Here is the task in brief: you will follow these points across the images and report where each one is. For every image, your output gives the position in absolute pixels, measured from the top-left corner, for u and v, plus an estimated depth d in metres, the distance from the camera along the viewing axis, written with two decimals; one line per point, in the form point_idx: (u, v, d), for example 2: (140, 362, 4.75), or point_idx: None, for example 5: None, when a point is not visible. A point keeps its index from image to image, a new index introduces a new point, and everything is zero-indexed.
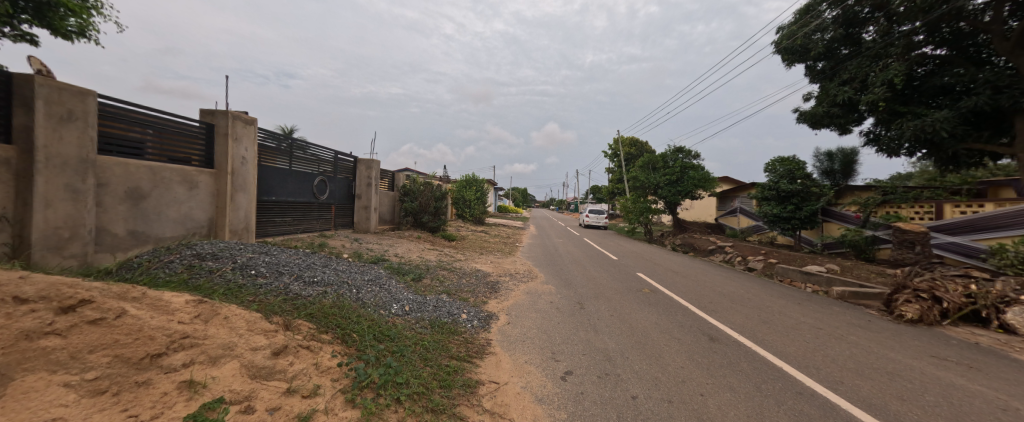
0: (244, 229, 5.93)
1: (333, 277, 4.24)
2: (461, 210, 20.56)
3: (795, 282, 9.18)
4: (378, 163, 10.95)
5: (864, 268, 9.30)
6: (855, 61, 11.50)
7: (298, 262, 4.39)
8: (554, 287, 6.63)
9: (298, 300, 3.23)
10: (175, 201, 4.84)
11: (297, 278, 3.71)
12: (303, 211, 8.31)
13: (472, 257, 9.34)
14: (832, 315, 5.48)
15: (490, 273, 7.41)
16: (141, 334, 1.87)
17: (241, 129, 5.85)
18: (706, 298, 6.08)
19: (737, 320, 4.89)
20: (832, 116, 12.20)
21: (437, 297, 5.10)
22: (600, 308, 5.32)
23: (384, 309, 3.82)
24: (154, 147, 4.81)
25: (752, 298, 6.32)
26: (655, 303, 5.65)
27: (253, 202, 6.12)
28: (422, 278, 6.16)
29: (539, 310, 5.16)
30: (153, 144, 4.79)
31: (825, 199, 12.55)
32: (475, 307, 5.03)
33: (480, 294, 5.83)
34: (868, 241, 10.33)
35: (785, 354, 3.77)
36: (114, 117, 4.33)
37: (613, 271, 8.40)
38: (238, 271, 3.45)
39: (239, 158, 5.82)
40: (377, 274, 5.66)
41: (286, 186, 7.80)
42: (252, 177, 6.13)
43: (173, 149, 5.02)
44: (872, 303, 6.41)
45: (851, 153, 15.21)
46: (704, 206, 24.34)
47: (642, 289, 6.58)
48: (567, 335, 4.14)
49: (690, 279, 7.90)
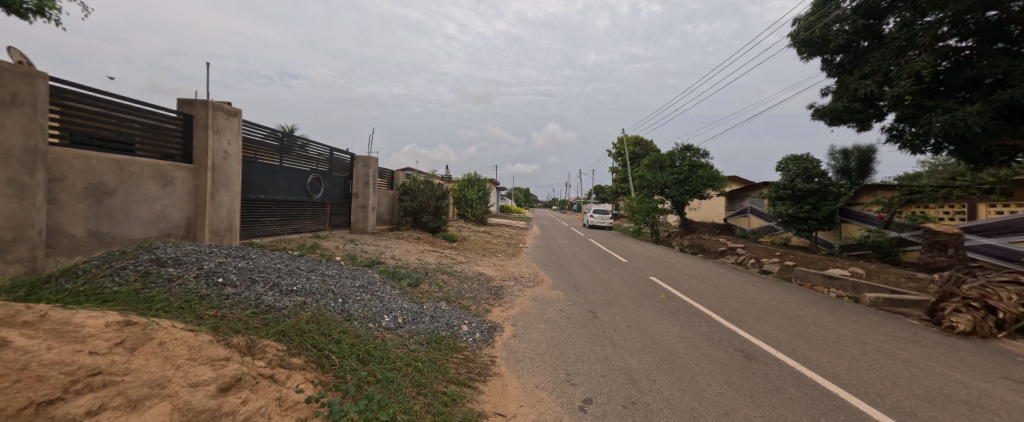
0: (227, 230, 5.45)
1: (318, 284, 3.76)
2: (462, 210, 20.12)
3: (818, 286, 8.64)
4: (376, 160, 10.46)
5: (892, 272, 8.73)
6: (877, 53, 10.92)
7: (279, 267, 3.89)
8: (562, 292, 6.14)
9: (269, 314, 2.74)
10: (145, 198, 4.39)
11: (273, 286, 3.23)
12: (296, 210, 7.86)
13: (474, 259, 8.83)
14: (873, 326, 4.94)
15: (493, 277, 6.91)
16: (26, 375, 1.38)
17: (224, 121, 5.35)
18: (731, 307, 5.56)
19: (770, 333, 4.37)
20: (852, 111, 11.64)
21: (435, 306, 4.60)
22: (614, 317, 4.84)
23: (373, 322, 3.33)
24: (145, 143, 4.57)
25: (779, 306, 5.80)
26: (674, 312, 5.15)
27: (237, 200, 5.63)
28: (420, 283, 5.67)
29: (548, 320, 4.66)
30: (141, 139, 4.53)
31: (845, 199, 11.98)
32: (477, 317, 4.53)
33: (482, 301, 5.32)
34: (893, 243, 9.77)
35: (837, 376, 3.25)
36: (93, 113, 4.05)
37: (625, 275, 7.88)
38: (202, 280, 2.96)
39: (222, 152, 5.32)
40: (370, 279, 5.17)
41: (277, 183, 7.32)
42: (237, 173, 5.65)
43: (165, 142, 4.76)
44: (911, 311, 5.88)
45: (868, 151, 14.59)
46: (712, 206, 23.76)
47: (657, 295, 6.09)
48: (582, 351, 3.64)
49: (707, 284, 7.38)
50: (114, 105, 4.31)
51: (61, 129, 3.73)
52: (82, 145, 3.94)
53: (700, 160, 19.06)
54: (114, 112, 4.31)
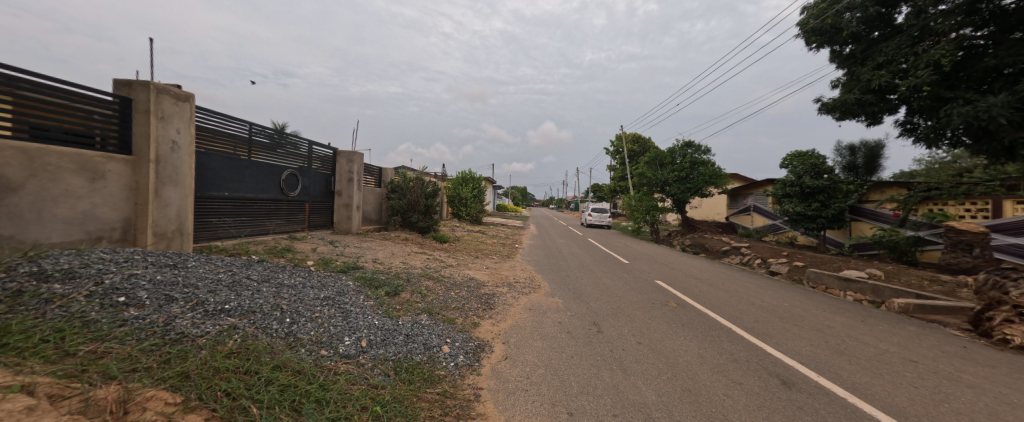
0: (177, 232, 4.73)
1: (265, 300, 3.06)
2: (456, 208, 19.42)
3: (833, 290, 8.08)
4: (360, 155, 9.73)
5: (912, 273, 8.19)
6: (891, 43, 10.33)
7: (219, 279, 3.19)
8: (561, 300, 5.51)
9: (173, 347, 2.05)
10: (65, 195, 3.68)
11: (198, 304, 2.54)
12: (267, 209, 7.14)
13: (465, 262, 8.17)
14: (914, 338, 4.35)
15: (484, 283, 6.24)
16: None
17: (170, 107, 4.61)
18: (751, 316, 4.95)
19: (804, 352, 3.75)
20: (863, 104, 11.10)
21: (414, 320, 3.92)
22: (621, 331, 4.21)
23: (327, 348, 2.64)
24: (111, 137, 4.23)
25: (802, 314, 5.20)
26: (688, 323, 4.54)
27: (190, 198, 4.90)
28: (400, 292, 4.98)
29: (544, 335, 4.02)
30: (106, 133, 4.18)
31: (855, 197, 11.44)
32: (462, 333, 3.88)
33: (471, 312, 4.68)
34: (910, 242, 9.25)
35: (902, 411, 2.63)
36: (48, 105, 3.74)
37: (628, 279, 7.26)
38: (96, 299, 2.27)
39: (169, 142, 4.58)
40: (341, 288, 4.49)
41: (245, 179, 6.60)
42: (190, 167, 4.91)
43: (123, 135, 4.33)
44: (948, 320, 5.31)
45: (876, 146, 14.06)
46: (714, 204, 23.21)
47: (666, 303, 5.48)
48: (586, 378, 3.00)
49: (717, 288, 6.78)
50: (75, 95, 3.98)
51: (14, 122, 3.46)
52: (42, 138, 3.70)
53: (701, 157, 18.48)
54: (75, 103, 3.99)
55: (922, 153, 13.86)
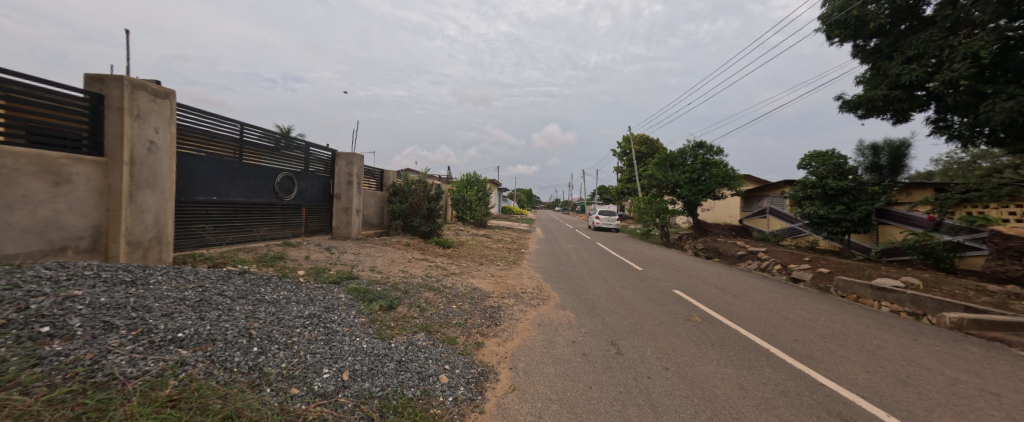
0: (155, 240, 4.34)
1: (233, 323, 2.62)
2: (460, 211, 18.99)
3: (866, 299, 7.50)
4: (360, 157, 9.34)
5: (952, 281, 7.56)
6: (921, 35, 9.67)
7: (183, 298, 2.77)
8: (573, 313, 5.03)
9: (94, 396, 1.61)
10: (22, 201, 3.30)
11: (142, 333, 2.10)
12: (260, 214, 6.77)
13: (469, 269, 7.70)
14: (983, 362, 3.78)
15: (489, 295, 5.75)
16: None
17: (148, 104, 4.22)
18: (788, 334, 4.42)
19: (863, 383, 3.20)
20: (890, 101, 10.49)
21: (409, 342, 3.46)
22: (643, 352, 3.72)
23: (297, 387, 2.18)
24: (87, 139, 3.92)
25: (845, 331, 4.63)
26: (719, 343, 4.02)
27: (170, 202, 4.51)
28: (397, 305, 4.52)
29: (557, 358, 3.54)
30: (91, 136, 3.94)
31: (884, 199, 10.77)
32: (463, 357, 3.40)
33: (473, 329, 4.22)
34: (947, 247, 8.60)
35: None
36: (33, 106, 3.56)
37: (644, 288, 6.75)
38: (12, 330, 1.85)
39: (145, 143, 4.19)
40: (330, 303, 4.07)
41: (236, 183, 6.22)
42: (170, 169, 4.51)
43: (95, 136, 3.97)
44: (1011, 338, 4.71)
45: (901, 145, 13.37)
46: (726, 206, 22.48)
47: (689, 317, 4.96)
48: (610, 418, 2.51)
49: (743, 299, 6.22)
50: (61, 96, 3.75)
51: (6, 125, 3.36)
52: (40, 143, 3.63)
53: (713, 158, 17.85)
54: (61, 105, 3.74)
55: (936, 156, 13.36)
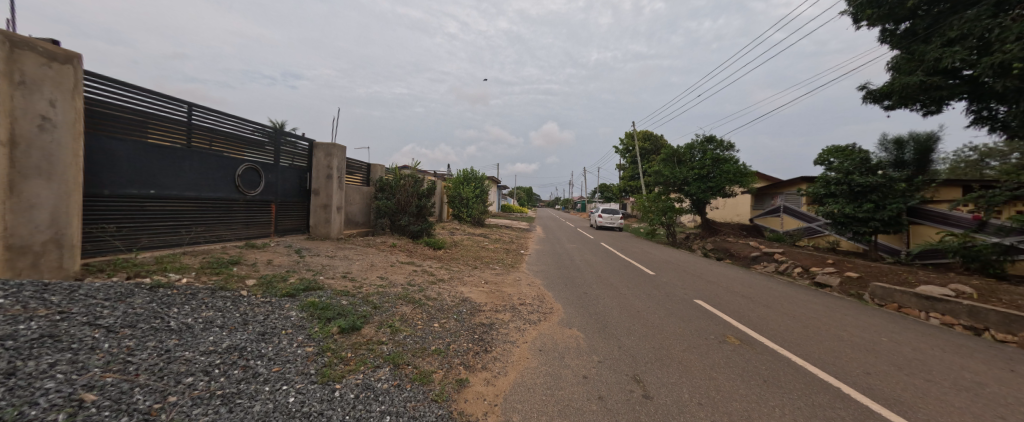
0: (52, 243, 3.42)
1: (63, 382, 1.67)
2: (457, 209, 18.04)
3: (910, 310, 6.60)
4: (340, 148, 8.31)
5: (1010, 289, 6.64)
6: (963, 13, 8.60)
7: (4, 337, 1.84)
8: (582, 334, 4.12)
9: None
10: None
11: None
12: (215, 211, 5.84)
13: (459, 275, 6.78)
14: None
15: (480, 308, 4.82)
16: None
17: (39, 69, 3.29)
18: (856, 365, 3.49)
19: None
20: (926, 88, 9.49)
21: (361, 385, 2.50)
22: (678, 397, 2.77)
23: None
24: None
25: (927, 360, 3.69)
26: (776, 381, 3.06)
27: (74, 196, 3.59)
28: (362, 326, 3.57)
29: (565, 407, 2.59)
30: None
31: (918, 197, 9.81)
32: (436, 407, 2.45)
33: (457, 358, 3.28)
34: (999, 251, 7.66)
35: None
36: None
37: (662, 298, 5.84)
38: None
39: (35, 118, 3.27)
40: (270, 325, 3.14)
41: (179, 175, 5.26)
42: (74, 153, 3.59)
43: None
44: None
45: (927, 138, 12.52)
46: (736, 204, 21.52)
47: (725, 340, 4.02)
48: None
49: (780, 312, 5.29)
50: None
51: None
52: None
53: (723, 153, 16.88)
54: None
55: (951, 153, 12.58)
